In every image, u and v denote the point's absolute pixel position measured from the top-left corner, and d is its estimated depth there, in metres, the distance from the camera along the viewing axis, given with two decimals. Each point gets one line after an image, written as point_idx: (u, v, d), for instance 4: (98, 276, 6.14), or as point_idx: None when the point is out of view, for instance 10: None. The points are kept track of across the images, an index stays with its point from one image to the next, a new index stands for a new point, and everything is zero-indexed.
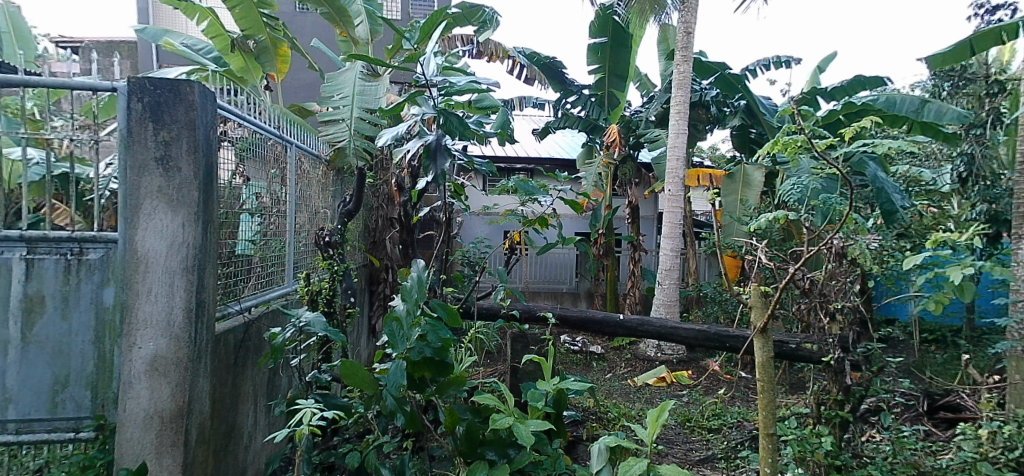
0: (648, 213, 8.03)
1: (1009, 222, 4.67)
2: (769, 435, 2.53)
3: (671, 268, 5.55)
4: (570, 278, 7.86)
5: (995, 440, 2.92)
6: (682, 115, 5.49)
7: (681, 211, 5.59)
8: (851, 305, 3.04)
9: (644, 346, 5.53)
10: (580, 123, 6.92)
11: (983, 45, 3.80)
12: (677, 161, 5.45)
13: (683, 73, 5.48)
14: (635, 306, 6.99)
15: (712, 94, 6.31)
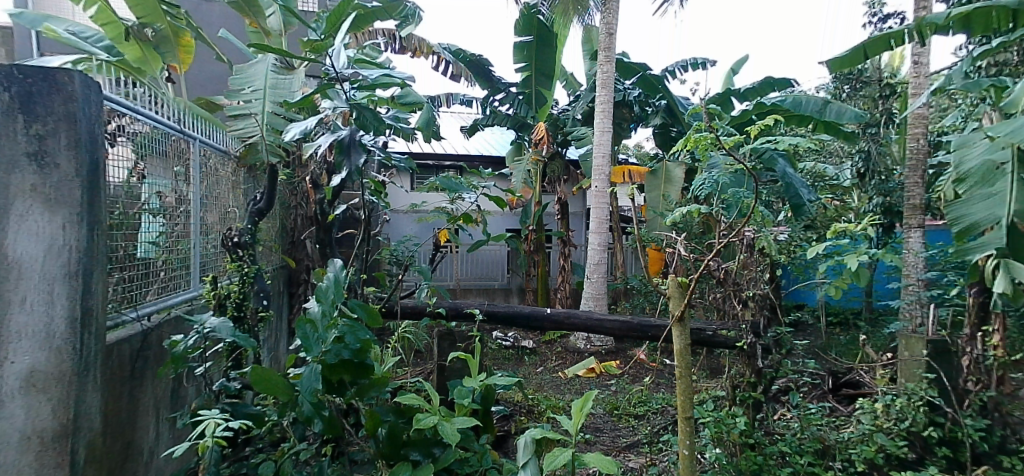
0: (579, 210, 8.20)
1: (900, 214, 5.11)
2: (686, 419, 2.65)
3: (600, 262, 5.70)
4: (502, 274, 7.93)
5: (889, 412, 3.25)
6: (606, 114, 5.64)
7: (608, 206, 5.74)
8: (760, 293, 3.27)
9: (575, 339, 5.65)
10: (509, 120, 6.92)
11: (874, 49, 4.08)
12: (602, 158, 5.58)
13: (607, 73, 5.63)
14: (566, 300, 7.15)
15: (634, 94, 6.53)
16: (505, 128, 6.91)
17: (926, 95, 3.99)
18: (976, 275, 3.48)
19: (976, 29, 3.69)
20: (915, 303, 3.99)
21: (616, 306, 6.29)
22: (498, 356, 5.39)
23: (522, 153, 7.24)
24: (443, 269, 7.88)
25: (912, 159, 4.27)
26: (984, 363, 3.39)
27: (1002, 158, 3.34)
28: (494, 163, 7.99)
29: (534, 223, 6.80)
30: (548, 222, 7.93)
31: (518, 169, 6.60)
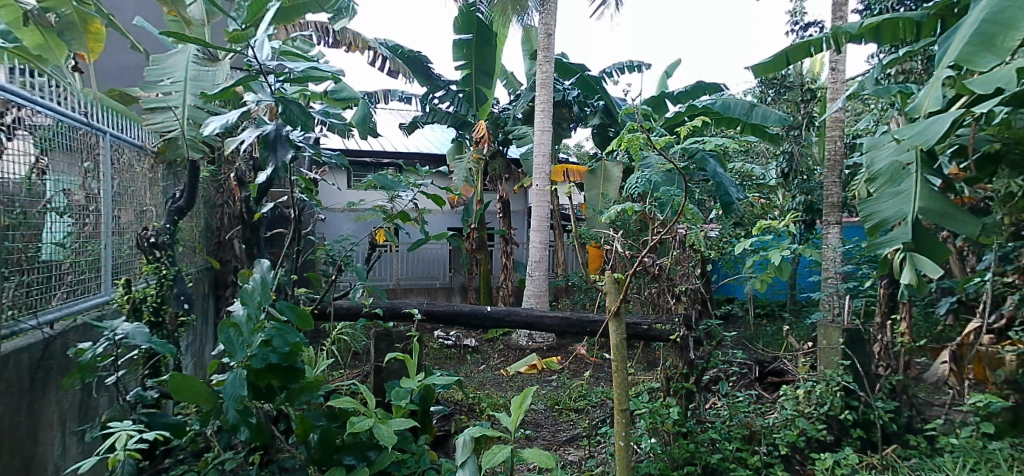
0: (521, 208, 8.29)
1: (820, 211, 5.45)
2: (622, 411, 2.72)
3: (541, 260, 5.77)
4: (444, 273, 7.90)
5: (809, 397, 3.48)
6: (546, 114, 5.71)
7: (549, 205, 5.83)
8: (692, 287, 3.44)
9: (517, 336, 5.68)
10: (449, 118, 6.94)
11: (796, 56, 4.32)
12: (542, 157, 5.64)
13: (546, 73, 5.71)
14: (508, 298, 7.22)
15: (574, 94, 6.65)
16: (445, 125, 6.91)
17: (842, 100, 4.27)
18: (885, 267, 3.76)
19: (884, 38, 4.00)
20: (833, 294, 4.26)
21: (556, 303, 6.41)
22: (439, 355, 5.39)
23: (463, 151, 7.23)
24: (382, 269, 7.71)
25: (831, 159, 4.55)
26: (893, 349, 3.66)
27: (907, 159, 3.64)
28: (433, 161, 7.94)
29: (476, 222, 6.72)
30: (491, 221, 7.97)
31: (459, 167, 6.52)
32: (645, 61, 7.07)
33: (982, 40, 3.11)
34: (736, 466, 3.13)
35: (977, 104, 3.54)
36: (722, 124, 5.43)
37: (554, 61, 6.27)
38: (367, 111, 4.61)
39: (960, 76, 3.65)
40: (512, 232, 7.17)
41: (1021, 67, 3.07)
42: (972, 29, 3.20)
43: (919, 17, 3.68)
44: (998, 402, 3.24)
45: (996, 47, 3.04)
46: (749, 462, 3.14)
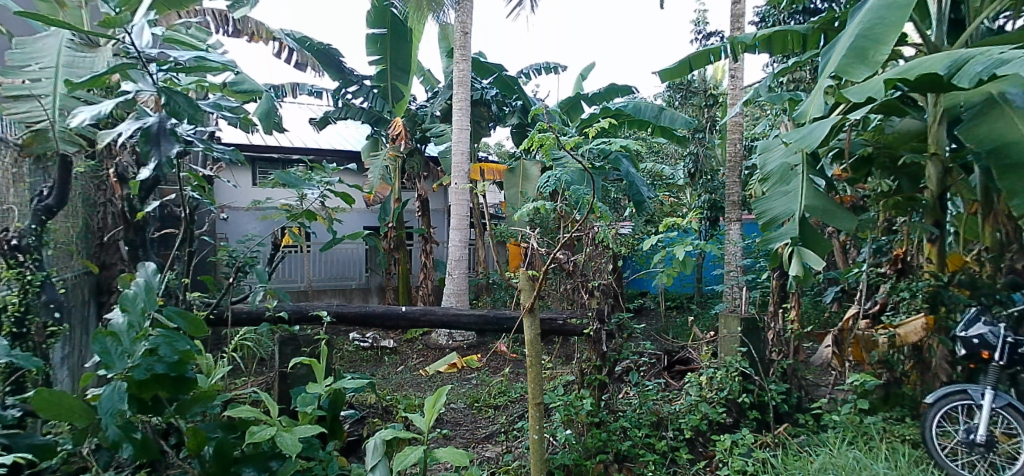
0: (440, 206, 8.33)
1: (722, 209, 5.84)
2: (536, 404, 2.79)
3: (461, 259, 5.79)
4: (360, 274, 7.81)
5: (712, 383, 3.73)
6: (464, 111, 5.72)
7: (468, 204, 5.85)
8: (604, 283, 3.58)
9: (436, 336, 5.71)
10: (363, 114, 6.80)
11: (697, 63, 4.61)
12: (461, 155, 5.63)
13: (463, 71, 5.73)
14: (428, 297, 7.20)
15: (491, 93, 6.70)
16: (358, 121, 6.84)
17: (739, 106, 4.58)
18: (776, 260, 4.08)
19: (775, 49, 4.33)
20: (733, 286, 4.56)
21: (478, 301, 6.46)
22: (354, 358, 5.33)
23: (378, 149, 7.22)
24: (293, 270, 7.40)
25: (732, 161, 4.88)
26: (784, 335, 3.94)
27: (795, 161, 3.97)
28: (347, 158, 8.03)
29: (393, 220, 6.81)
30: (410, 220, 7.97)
31: (376, 165, 6.39)
32: (561, 63, 7.26)
33: (856, 54, 3.45)
34: (643, 451, 3.37)
35: (852, 111, 3.92)
36: (635, 126, 5.62)
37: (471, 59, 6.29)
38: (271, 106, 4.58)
39: (839, 86, 4.03)
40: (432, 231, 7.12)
41: (888, 79, 3.44)
42: (849, 43, 3.54)
43: (805, 30, 4.02)
44: (870, 380, 3.63)
45: (868, 60, 3.38)
46: (656, 446, 3.39)
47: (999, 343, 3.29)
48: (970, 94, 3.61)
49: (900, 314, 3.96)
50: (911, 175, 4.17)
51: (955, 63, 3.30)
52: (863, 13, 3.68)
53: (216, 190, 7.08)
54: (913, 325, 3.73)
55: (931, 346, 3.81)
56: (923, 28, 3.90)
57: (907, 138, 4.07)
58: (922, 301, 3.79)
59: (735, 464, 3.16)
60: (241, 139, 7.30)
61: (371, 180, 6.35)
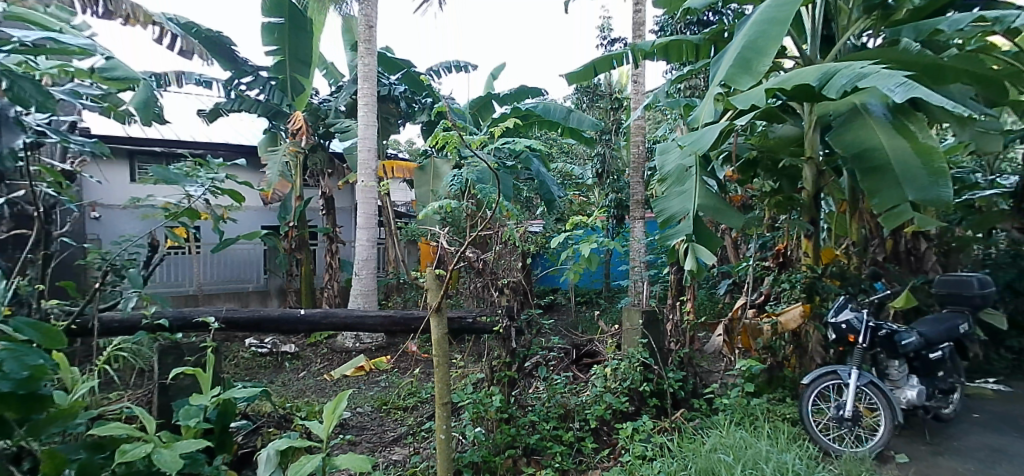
0: (346, 205, 8.34)
1: (628, 208, 6.16)
2: (443, 403, 2.78)
3: (369, 259, 5.73)
4: (257, 276, 7.62)
5: (616, 374, 3.90)
6: (370, 107, 5.60)
7: (376, 202, 5.74)
8: (514, 280, 3.63)
9: (343, 339, 5.61)
10: (258, 106, 6.62)
11: (602, 67, 4.79)
12: (368, 152, 5.53)
13: (369, 65, 5.61)
14: (334, 299, 7.03)
15: (400, 89, 6.56)
16: (254, 114, 6.55)
17: (641, 109, 4.80)
18: (673, 256, 4.35)
19: (671, 58, 4.60)
20: (637, 281, 4.80)
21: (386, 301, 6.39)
22: (251, 365, 5.17)
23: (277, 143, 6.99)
24: (181, 273, 7.04)
25: (636, 162, 5.12)
26: (681, 326, 4.24)
27: (689, 163, 4.26)
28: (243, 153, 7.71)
29: (295, 218, 6.68)
30: (312, 217, 8.05)
31: (273, 161, 6.21)
32: (471, 62, 7.30)
33: (741, 64, 3.74)
34: (551, 443, 3.47)
35: (739, 118, 4.25)
36: (543, 127, 5.79)
37: (377, 55, 6.41)
38: (150, 96, 4.77)
39: (728, 93, 4.36)
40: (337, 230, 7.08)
41: (769, 88, 3.77)
42: (736, 54, 3.83)
43: (698, 41, 4.30)
44: (756, 365, 3.98)
45: (751, 70, 3.68)
46: (563, 438, 3.50)
47: (863, 327, 3.68)
48: (838, 104, 4.04)
49: (782, 303, 4.36)
50: (790, 176, 4.59)
51: (825, 75, 3.67)
52: (748, 26, 3.99)
53: (80, 187, 6.60)
54: (792, 313, 4.17)
55: (808, 331, 4.22)
56: (798, 43, 4.30)
57: (786, 143, 4.48)
58: (800, 292, 4.20)
59: (635, 450, 3.33)
60: (116, 131, 6.79)
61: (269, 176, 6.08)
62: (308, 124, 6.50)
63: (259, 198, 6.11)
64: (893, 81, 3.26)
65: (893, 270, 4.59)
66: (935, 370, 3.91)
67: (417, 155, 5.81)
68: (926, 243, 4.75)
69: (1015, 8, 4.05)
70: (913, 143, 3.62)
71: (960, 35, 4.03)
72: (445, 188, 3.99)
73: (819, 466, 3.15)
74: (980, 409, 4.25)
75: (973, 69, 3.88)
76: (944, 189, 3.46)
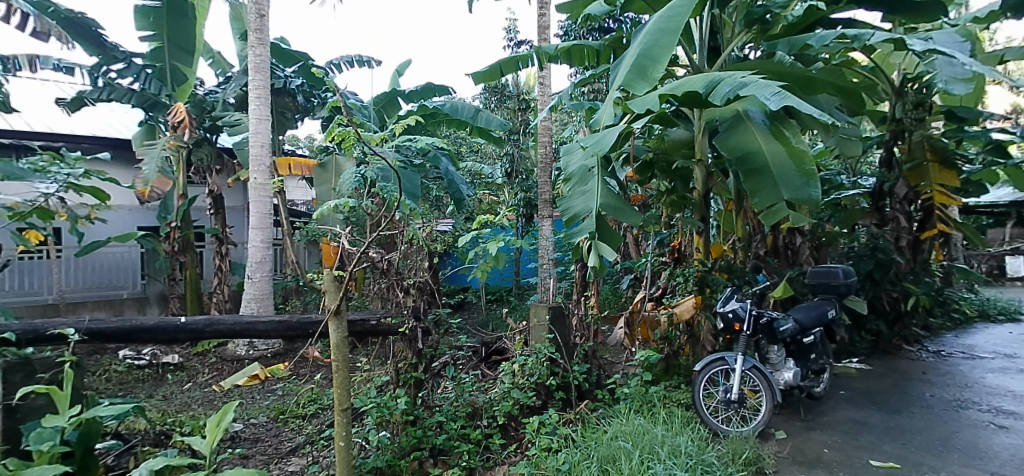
0: (236, 203, 8.00)
1: (536, 207, 6.31)
2: (343, 410, 2.72)
3: (263, 260, 5.56)
4: (134, 281, 7.01)
5: (524, 370, 3.96)
6: (262, 100, 5.38)
7: (271, 201, 5.56)
8: (419, 280, 3.51)
9: (233, 346, 5.35)
10: (132, 96, 6.10)
11: (508, 68, 4.85)
12: (261, 148, 5.39)
13: (259, 56, 5.37)
14: (224, 304, 6.65)
15: (297, 83, 6.32)
16: (128, 104, 6.04)
17: (546, 111, 4.91)
18: (578, 253, 4.51)
19: (573, 62, 4.74)
20: (545, 278, 4.90)
21: (283, 305, 6.26)
22: (126, 379, 4.83)
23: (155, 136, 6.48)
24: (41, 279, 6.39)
25: (543, 162, 5.25)
26: (585, 320, 4.35)
27: (592, 164, 4.42)
28: (115, 147, 7.08)
29: (178, 218, 6.24)
30: (197, 217, 7.64)
31: (150, 155, 5.78)
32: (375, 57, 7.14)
33: (638, 70, 3.93)
34: (459, 442, 3.47)
35: (636, 121, 4.47)
36: (451, 126, 5.79)
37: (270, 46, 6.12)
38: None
39: (626, 98, 4.57)
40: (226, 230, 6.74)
41: (662, 94, 3.99)
42: (633, 60, 4.02)
43: (598, 47, 4.48)
44: (653, 355, 4.16)
45: (647, 76, 3.87)
46: (471, 436, 3.50)
47: (746, 316, 3.99)
48: (724, 111, 4.36)
49: (677, 296, 4.64)
50: (683, 177, 4.90)
51: (711, 84, 3.95)
52: (643, 35, 4.21)
53: None
54: (685, 304, 4.39)
55: (700, 322, 4.52)
56: (689, 53, 4.59)
57: (679, 146, 4.77)
58: (692, 285, 4.50)
59: (541, 442, 3.41)
60: None
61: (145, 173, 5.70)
62: (193, 117, 6.07)
63: (135, 197, 5.69)
64: (768, 90, 3.57)
65: (773, 263, 5.04)
66: (808, 353, 4.35)
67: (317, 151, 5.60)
68: (801, 238, 5.25)
69: (870, 28, 4.56)
70: (787, 147, 3.98)
71: (826, 50, 4.48)
72: (344, 185, 3.82)
73: (708, 446, 3.39)
74: (845, 386, 4.78)
75: (836, 81, 4.32)
76: (813, 189, 3.83)
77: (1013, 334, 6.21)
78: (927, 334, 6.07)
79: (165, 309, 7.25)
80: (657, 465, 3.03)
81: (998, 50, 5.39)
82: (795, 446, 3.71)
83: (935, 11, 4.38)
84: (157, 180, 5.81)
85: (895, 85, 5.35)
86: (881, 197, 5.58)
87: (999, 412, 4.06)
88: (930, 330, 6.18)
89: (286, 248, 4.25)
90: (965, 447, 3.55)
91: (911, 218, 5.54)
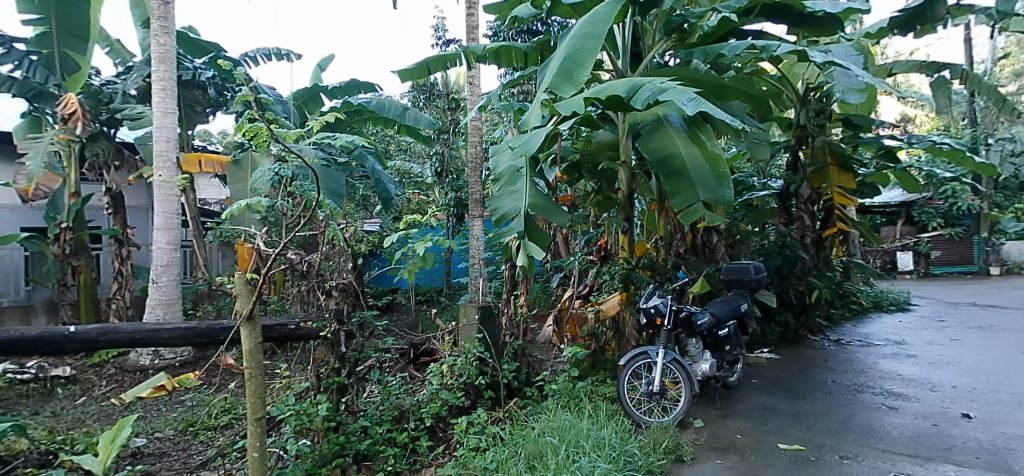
0: (140, 204, 7.51)
1: (467, 206, 6.31)
2: (257, 419, 2.61)
3: (170, 263, 5.28)
4: (18, 288, 6.43)
5: (453, 371, 3.94)
6: (168, 93, 5.19)
7: (180, 201, 5.37)
8: (343, 282, 3.41)
9: (136, 356, 5.03)
10: (11, 85, 5.61)
11: (435, 67, 4.81)
12: (166, 144, 5.16)
13: (164, 46, 5.12)
14: (127, 311, 6.21)
15: (208, 75, 6.02)
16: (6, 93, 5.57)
17: (475, 110, 4.91)
18: (507, 253, 4.53)
19: (502, 62, 4.76)
20: (476, 278, 4.90)
21: (194, 311, 5.96)
22: (8, 395, 4.39)
23: (41, 127, 6.11)
24: None
25: (473, 162, 5.26)
26: (515, 319, 4.36)
27: (520, 164, 4.46)
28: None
29: (69, 218, 5.83)
30: (93, 217, 7.10)
31: (35, 149, 5.46)
32: (296, 51, 6.89)
33: (564, 73, 4.00)
34: (384, 447, 3.40)
35: (563, 123, 4.55)
36: (378, 124, 5.70)
37: (177, 35, 5.90)
38: None
39: (553, 100, 4.65)
40: (127, 231, 6.34)
41: (587, 97, 4.09)
42: (559, 63, 4.08)
43: (526, 49, 4.54)
44: (580, 351, 4.24)
45: (573, 79, 3.95)
46: (397, 440, 3.44)
47: (667, 311, 4.16)
48: (645, 115, 4.54)
49: (604, 293, 4.79)
50: (608, 178, 5.05)
51: (633, 88, 4.09)
52: (569, 38, 4.29)
53: None
54: (611, 301, 4.56)
55: (625, 318, 4.68)
56: (613, 58, 4.75)
57: (605, 147, 4.91)
58: (618, 282, 4.65)
59: (469, 443, 3.40)
60: None
61: (31, 169, 5.36)
62: (87, 109, 5.63)
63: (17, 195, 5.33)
64: (686, 96, 3.73)
65: (692, 260, 5.31)
66: (723, 345, 4.61)
67: (231, 147, 5.34)
68: (717, 237, 5.55)
69: (776, 40, 4.89)
70: (703, 151, 4.20)
71: (738, 60, 4.76)
72: (257, 184, 3.64)
73: (631, 437, 3.51)
74: (757, 374, 5.10)
75: (747, 90, 4.60)
76: (726, 191, 4.05)
77: (901, 322, 6.88)
78: (829, 324, 6.59)
79: (54, 317, 6.64)
80: (582, 459, 3.10)
81: (887, 64, 5.93)
82: (711, 434, 3.92)
83: (833, 26, 4.76)
84: (44, 177, 5.43)
85: (798, 93, 5.77)
86: (789, 197, 6.01)
87: (889, 394, 4.48)
88: (832, 321, 6.72)
89: (197, 250, 4.02)
90: (860, 428, 3.88)
91: (815, 217, 6.00)
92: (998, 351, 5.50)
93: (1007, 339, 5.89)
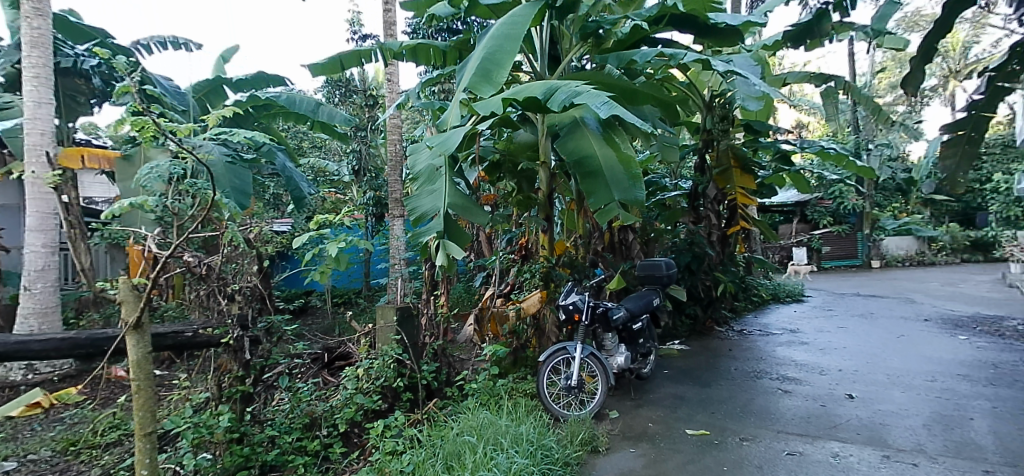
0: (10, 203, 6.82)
1: (387, 205, 6.23)
2: (146, 434, 2.45)
3: (47, 268, 4.90)
4: None
5: (370, 374, 3.86)
6: (41, 81, 4.80)
7: (57, 201, 5.01)
8: (248, 285, 3.25)
9: (5, 372, 4.58)
10: None
11: (350, 62, 4.70)
12: (39, 136, 4.76)
13: (35, 29, 4.72)
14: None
15: (92, 63, 5.56)
16: None
17: (393, 108, 4.83)
18: (426, 253, 4.47)
19: (420, 61, 4.71)
20: (396, 279, 4.84)
21: (76, 320, 5.49)
22: None
23: None
24: None
25: (392, 160, 5.18)
26: (435, 319, 4.33)
27: (438, 164, 4.45)
28: None
29: None
30: None
31: None
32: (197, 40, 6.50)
33: (482, 74, 4.00)
34: (293, 456, 3.28)
35: (482, 123, 4.57)
36: (290, 119, 5.53)
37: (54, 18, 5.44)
38: None
39: (472, 99, 4.65)
40: None
41: (505, 98, 4.14)
42: (477, 64, 4.08)
43: (444, 47, 4.51)
44: (500, 349, 4.26)
45: (491, 80, 3.95)
46: (307, 448, 3.33)
47: (584, 307, 4.28)
48: (563, 116, 4.65)
49: (524, 291, 4.88)
50: (528, 178, 5.13)
51: (549, 91, 4.18)
52: (487, 39, 4.29)
53: None
54: (531, 299, 4.66)
55: (545, 315, 4.78)
56: (530, 60, 4.83)
57: (524, 148, 4.99)
58: (538, 281, 4.76)
59: (385, 447, 3.34)
60: None
61: None
62: None
63: None
64: (599, 100, 3.84)
65: (608, 258, 5.50)
66: (637, 338, 4.81)
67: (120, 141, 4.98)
68: (632, 235, 5.80)
69: (684, 49, 5.16)
70: (617, 153, 4.36)
71: (649, 66, 4.97)
72: (144, 181, 3.38)
73: (549, 432, 3.58)
74: (668, 365, 5.38)
75: (658, 95, 4.82)
76: (638, 192, 4.24)
77: (797, 311, 7.51)
78: (734, 316, 7.06)
79: None
80: (499, 456, 3.12)
81: (782, 74, 6.41)
82: (624, 424, 4.10)
83: (734, 37, 5.08)
84: None
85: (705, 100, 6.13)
86: (697, 198, 6.37)
87: (784, 379, 4.87)
88: (737, 312, 7.21)
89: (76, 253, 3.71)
90: (758, 411, 4.19)
91: (720, 216, 6.42)
92: (876, 336, 6.13)
93: (884, 325, 6.58)
